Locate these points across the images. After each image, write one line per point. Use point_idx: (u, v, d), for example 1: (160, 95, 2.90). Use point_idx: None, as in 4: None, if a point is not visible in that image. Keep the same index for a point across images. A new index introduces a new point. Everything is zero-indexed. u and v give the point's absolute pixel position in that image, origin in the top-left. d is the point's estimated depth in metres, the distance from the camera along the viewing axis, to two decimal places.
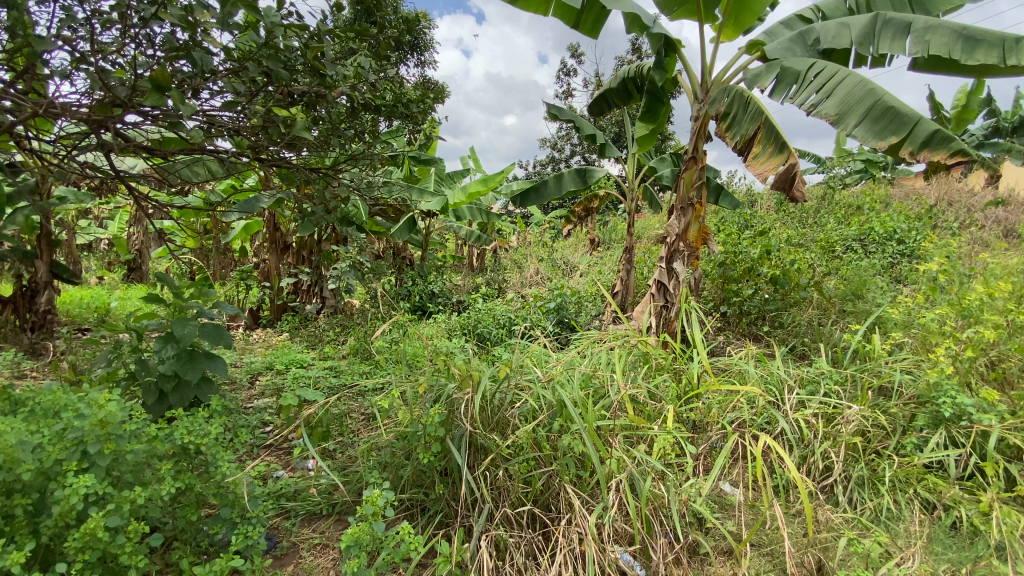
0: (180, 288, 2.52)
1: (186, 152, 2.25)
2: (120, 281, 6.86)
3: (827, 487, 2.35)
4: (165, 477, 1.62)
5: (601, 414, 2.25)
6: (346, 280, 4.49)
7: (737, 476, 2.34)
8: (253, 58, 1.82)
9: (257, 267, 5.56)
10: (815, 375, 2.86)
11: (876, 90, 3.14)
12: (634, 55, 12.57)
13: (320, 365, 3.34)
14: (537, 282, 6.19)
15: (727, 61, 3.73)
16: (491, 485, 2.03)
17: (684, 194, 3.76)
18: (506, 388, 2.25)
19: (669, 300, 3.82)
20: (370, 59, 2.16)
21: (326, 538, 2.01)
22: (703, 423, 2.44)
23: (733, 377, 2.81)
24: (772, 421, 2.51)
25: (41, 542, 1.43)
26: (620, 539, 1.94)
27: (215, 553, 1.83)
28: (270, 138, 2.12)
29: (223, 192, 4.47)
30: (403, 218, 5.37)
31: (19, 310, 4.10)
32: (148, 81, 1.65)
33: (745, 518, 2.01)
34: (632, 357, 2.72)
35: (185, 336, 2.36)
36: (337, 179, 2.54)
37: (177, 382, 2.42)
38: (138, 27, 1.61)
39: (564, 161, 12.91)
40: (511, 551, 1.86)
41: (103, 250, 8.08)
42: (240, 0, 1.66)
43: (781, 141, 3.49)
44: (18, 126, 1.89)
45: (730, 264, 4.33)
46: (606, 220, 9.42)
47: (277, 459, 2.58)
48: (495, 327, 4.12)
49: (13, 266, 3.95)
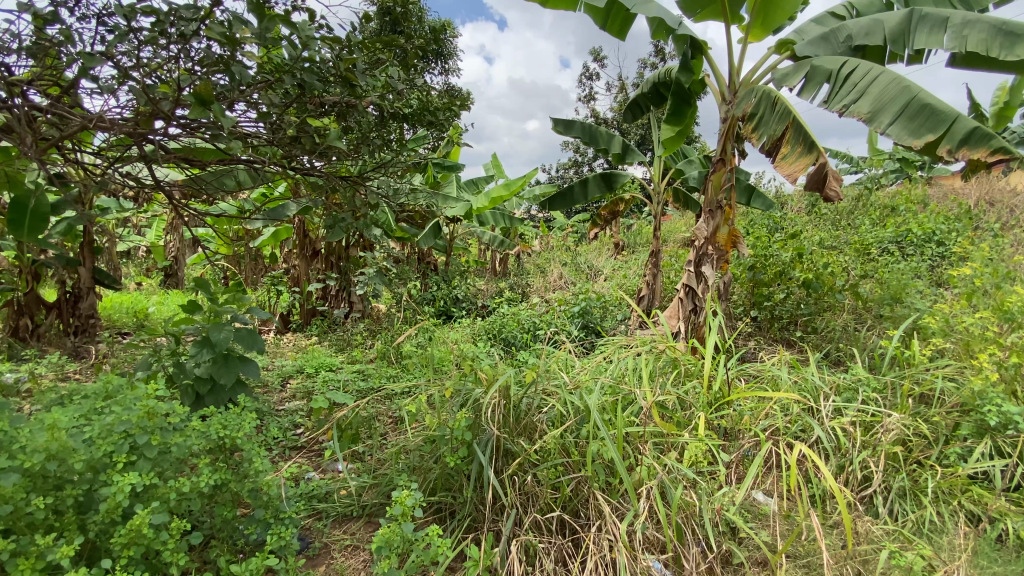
0: (216, 294, 2.60)
1: (222, 162, 2.32)
2: (157, 287, 7.12)
3: (866, 498, 2.26)
4: (204, 472, 1.68)
5: (630, 420, 2.23)
6: (373, 285, 4.60)
7: (771, 486, 2.28)
8: (287, 70, 1.87)
9: (287, 273, 5.69)
10: (852, 382, 2.76)
11: (912, 88, 3.05)
12: (658, 57, 12.49)
13: (349, 369, 3.40)
14: (560, 287, 6.19)
15: (756, 61, 3.67)
16: (520, 491, 2.02)
17: (713, 196, 3.70)
18: (533, 393, 2.27)
19: (698, 305, 3.77)
20: (397, 69, 2.19)
21: (357, 539, 2.04)
22: (735, 431, 2.41)
23: (765, 383, 2.75)
24: (806, 429, 2.45)
25: (88, 537, 1.49)
26: (652, 547, 1.89)
27: (251, 552, 1.86)
28: (303, 149, 2.19)
29: (255, 201, 4.60)
30: (429, 225, 5.30)
31: (63, 315, 4.29)
32: (191, 95, 1.72)
33: (780, 528, 1.96)
34: (660, 362, 2.68)
35: (221, 340, 2.44)
36: (366, 186, 2.55)
37: (213, 385, 2.51)
38: (180, 43, 1.68)
39: (587, 165, 12.87)
40: (541, 557, 1.84)
41: (141, 257, 8.41)
42: (276, 15, 1.72)
43: (810, 141, 3.42)
44: (66, 140, 1.98)
45: (760, 267, 4.26)
46: (630, 224, 9.34)
47: (309, 460, 2.63)
48: (520, 332, 4.12)
49: (58, 272, 4.14)
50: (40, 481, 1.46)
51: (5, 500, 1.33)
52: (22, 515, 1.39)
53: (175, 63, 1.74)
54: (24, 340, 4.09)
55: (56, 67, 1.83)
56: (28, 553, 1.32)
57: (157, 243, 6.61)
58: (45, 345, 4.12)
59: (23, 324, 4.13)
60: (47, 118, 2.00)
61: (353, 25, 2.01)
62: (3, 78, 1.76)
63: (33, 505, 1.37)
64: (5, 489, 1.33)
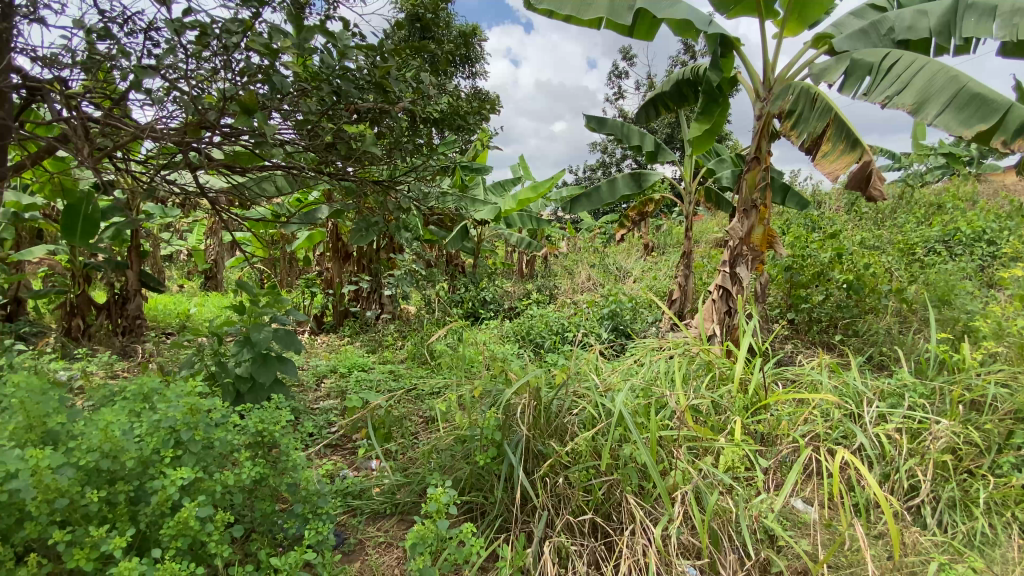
0: (256, 295, 2.70)
1: (261, 168, 2.39)
2: (198, 288, 7.44)
3: (913, 508, 2.17)
4: (246, 465, 1.74)
5: (664, 424, 2.19)
6: (401, 286, 4.76)
7: (811, 494, 2.21)
8: (325, 78, 1.93)
9: (320, 275, 5.84)
10: (897, 388, 2.64)
11: (960, 78, 2.92)
12: (687, 54, 12.29)
13: (381, 369, 3.47)
14: (589, 288, 6.16)
15: (791, 57, 3.57)
16: (551, 493, 2.02)
17: (748, 195, 3.61)
18: (564, 395, 2.28)
19: (732, 307, 3.68)
20: (428, 74, 2.22)
21: (390, 537, 2.07)
22: (772, 436, 2.34)
23: (803, 388, 2.67)
24: (849, 435, 2.36)
25: (140, 529, 1.56)
26: (687, 553, 1.86)
27: (290, 547, 1.91)
28: (339, 154, 2.24)
29: (291, 205, 4.75)
30: (456, 227, 5.39)
31: (112, 315, 4.51)
32: (237, 106, 1.78)
33: (821, 537, 1.89)
34: (694, 365, 2.63)
35: (261, 339, 2.56)
36: (397, 190, 2.58)
37: (252, 384, 2.60)
38: (223, 54, 1.74)
39: (614, 165, 12.78)
40: (574, 560, 1.83)
41: (183, 260, 8.79)
42: (315, 26, 1.78)
43: (853, 137, 3.28)
44: (116, 150, 2.07)
45: (797, 268, 4.14)
46: (660, 224, 9.21)
47: (343, 458, 2.69)
48: (548, 333, 4.11)
49: (108, 275, 4.37)
50: (96, 475, 1.54)
51: (63, 493, 1.41)
52: (78, 507, 1.46)
53: (220, 74, 1.81)
54: (76, 339, 4.32)
55: (108, 82, 1.92)
56: (84, 544, 1.39)
57: (198, 247, 6.89)
58: (96, 344, 4.36)
59: (76, 324, 4.37)
60: (99, 130, 2.08)
61: (385, 33, 2.05)
62: (62, 92, 1.86)
63: (88, 498, 1.44)
64: (61, 483, 1.40)
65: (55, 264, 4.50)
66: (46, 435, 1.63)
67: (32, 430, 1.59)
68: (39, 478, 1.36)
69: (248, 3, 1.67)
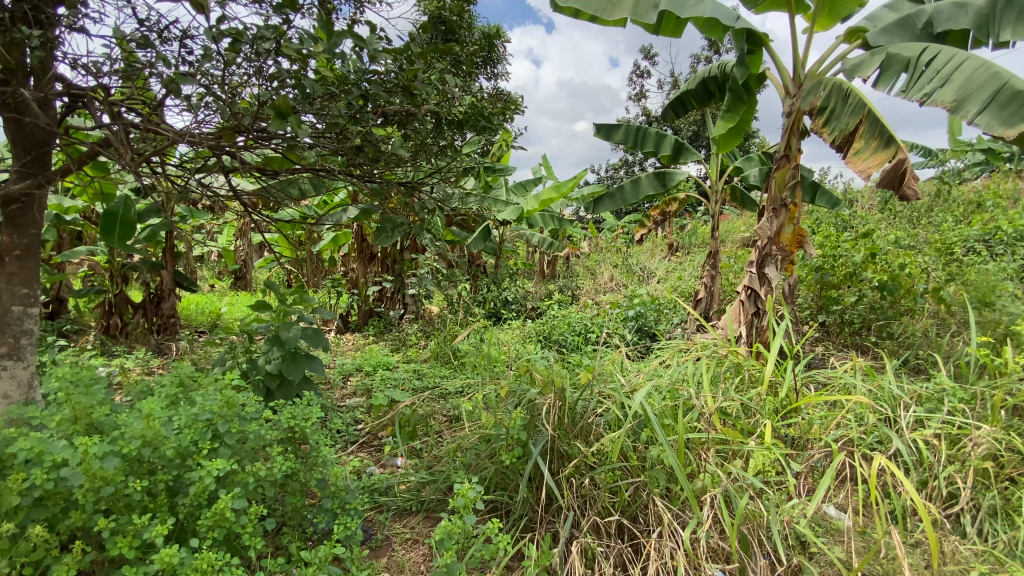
0: (284, 295, 2.78)
1: (292, 170, 2.44)
2: (229, 288, 7.67)
3: (952, 516, 2.09)
4: (276, 460, 1.78)
5: (691, 427, 2.17)
6: (424, 286, 4.82)
7: (844, 500, 2.16)
8: (354, 82, 1.96)
9: (345, 275, 5.94)
10: (935, 393, 2.55)
11: (1002, 74, 2.80)
12: (711, 50, 12.10)
13: (406, 368, 3.52)
14: (612, 289, 6.12)
15: (822, 53, 3.48)
16: (577, 493, 2.01)
17: (777, 194, 3.53)
18: (589, 395, 2.27)
19: (761, 308, 3.61)
20: (454, 75, 2.23)
21: (416, 534, 2.10)
22: (803, 440, 2.29)
23: (835, 392, 2.60)
24: (884, 440, 2.28)
25: (178, 519, 1.61)
26: (716, 557, 1.83)
27: (318, 541, 1.94)
28: (367, 157, 2.27)
29: (317, 207, 4.86)
30: (478, 228, 5.42)
31: (148, 314, 4.67)
32: (272, 110, 1.83)
33: (855, 545, 1.84)
34: (723, 367, 2.59)
35: (290, 337, 2.63)
36: (421, 192, 2.59)
37: (282, 380, 2.67)
38: (255, 60, 1.78)
39: (638, 164, 12.68)
40: (601, 562, 1.82)
41: (214, 261, 9.07)
42: (345, 30, 1.81)
43: (888, 135, 3.19)
44: (153, 154, 2.13)
45: (828, 268, 4.04)
46: (684, 224, 9.09)
47: (369, 455, 2.73)
48: (571, 334, 4.10)
49: (143, 275, 4.53)
50: (137, 465, 1.60)
51: (108, 481, 1.46)
52: (121, 496, 1.52)
53: (252, 79, 1.85)
54: (114, 336, 4.49)
55: (147, 88, 1.99)
56: (126, 532, 1.45)
57: (229, 248, 7.10)
58: (132, 341, 4.53)
59: (114, 322, 4.55)
60: (137, 135, 2.15)
61: (412, 35, 2.07)
62: (104, 98, 1.92)
63: (131, 487, 1.50)
64: (108, 471, 1.46)
65: (95, 264, 4.69)
66: (91, 426, 1.71)
67: (78, 421, 1.66)
68: (86, 466, 1.43)
69: (281, 10, 1.71)
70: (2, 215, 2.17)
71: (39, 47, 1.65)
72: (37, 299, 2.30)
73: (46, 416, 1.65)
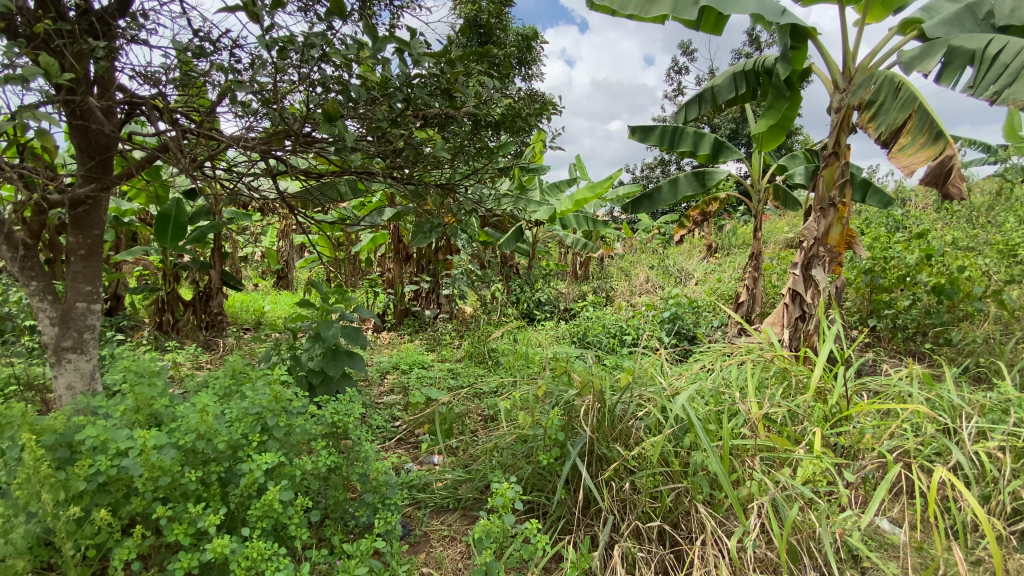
0: (327, 294, 2.86)
1: (334, 173, 2.50)
2: (272, 288, 7.97)
3: (1019, 533, 1.96)
4: (320, 454, 1.84)
5: (735, 432, 2.11)
6: (458, 286, 4.89)
7: (899, 514, 2.08)
8: (394, 88, 2.00)
9: (382, 276, 6.07)
10: (1001, 403, 2.38)
11: None
12: (752, 46, 11.78)
13: (441, 367, 3.57)
14: (648, 290, 6.04)
15: (874, 45, 3.33)
16: (617, 497, 2.00)
17: (825, 194, 3.40)
18: (628, 398, 2.24)
19: (806, 311, 3.50)
20: (492, 77, 2.24)
21: (453, 531, 2.12)
22: (856, 450, 2.19)
23: (889, 400, 2.48)
24: (943, 451, 2.16)
25: (229, 508, 1.68)
26: (763, 567, 1.77)
27: (360, 534, 1.98)
28: (406, 160, 2.29)
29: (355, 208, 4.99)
30: (511, 228, 5.45)
31: (197, 311, 4.90)
32: (320, 114, 1.88)
33: (912, 561, 1.75)
34: (768, 372, 2.52)
35: (331, 335, 2.71)
36: (457, 194, 2.60)
37: (323, 377, 2.75)
38: (303, 66, 1.81)
39: (673, 163, 12.47)
40: (641, 566, 1.80)
41: (258, 261, 9.44)
42: (388, 35, 1.85)
43: (937, 130, 3.05)
44: (205, 158, 2.21)
45: (879, 270, 3.87)
46: (723, 224, 8.88)
47: (406, 451, 2.78)
48: (605, 336, 4.08)
49: (193, 274, 4.76)
50: (192, 456, 1.68)
51: (166, 471, 1.54)
52: (177, 485, 1.59)
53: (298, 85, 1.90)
54: (166, 332, 4.73)
55: (201, 95, 2.09)
56: (181, 520, 1.51)
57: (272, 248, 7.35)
58: (183, 337, 4.75)
59: (166, 319, 4.81)
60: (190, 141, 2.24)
61: (451, 38, 2.08)
62: (160, 107, 2.00)
63: (187, 477, 1.57)
64: (165, 462, 1.53)
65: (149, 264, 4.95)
66: (151, 417, 1.80)
67: (140, 411, 1.77)
68: (145, 456, 1.50)
69: (328, 18, 1.75)
70: (71, 216, 2.32)
71: (104, 59, 1.74)
72: (99, 296, 2.44)
73: (111, 406, 1.75)
